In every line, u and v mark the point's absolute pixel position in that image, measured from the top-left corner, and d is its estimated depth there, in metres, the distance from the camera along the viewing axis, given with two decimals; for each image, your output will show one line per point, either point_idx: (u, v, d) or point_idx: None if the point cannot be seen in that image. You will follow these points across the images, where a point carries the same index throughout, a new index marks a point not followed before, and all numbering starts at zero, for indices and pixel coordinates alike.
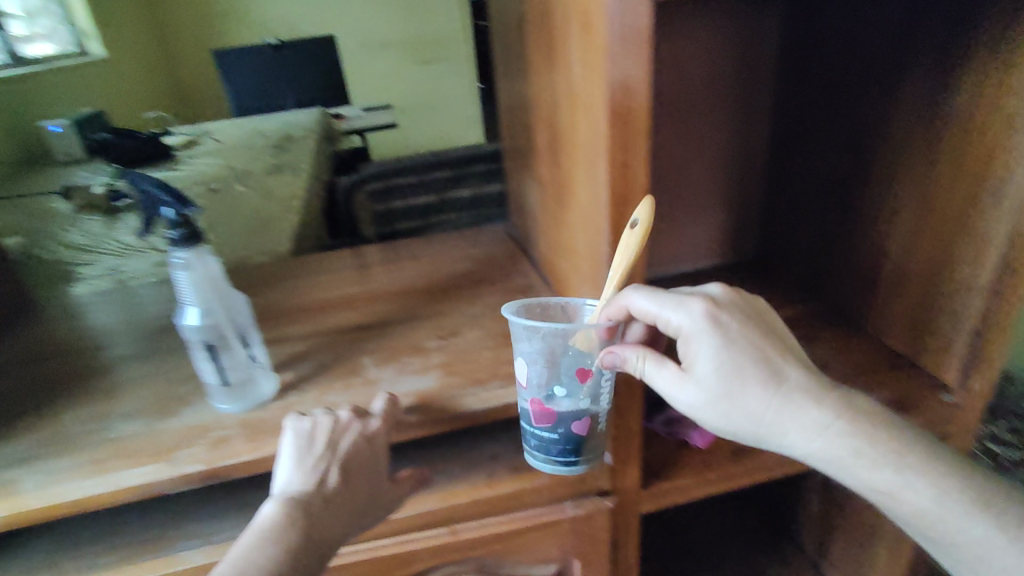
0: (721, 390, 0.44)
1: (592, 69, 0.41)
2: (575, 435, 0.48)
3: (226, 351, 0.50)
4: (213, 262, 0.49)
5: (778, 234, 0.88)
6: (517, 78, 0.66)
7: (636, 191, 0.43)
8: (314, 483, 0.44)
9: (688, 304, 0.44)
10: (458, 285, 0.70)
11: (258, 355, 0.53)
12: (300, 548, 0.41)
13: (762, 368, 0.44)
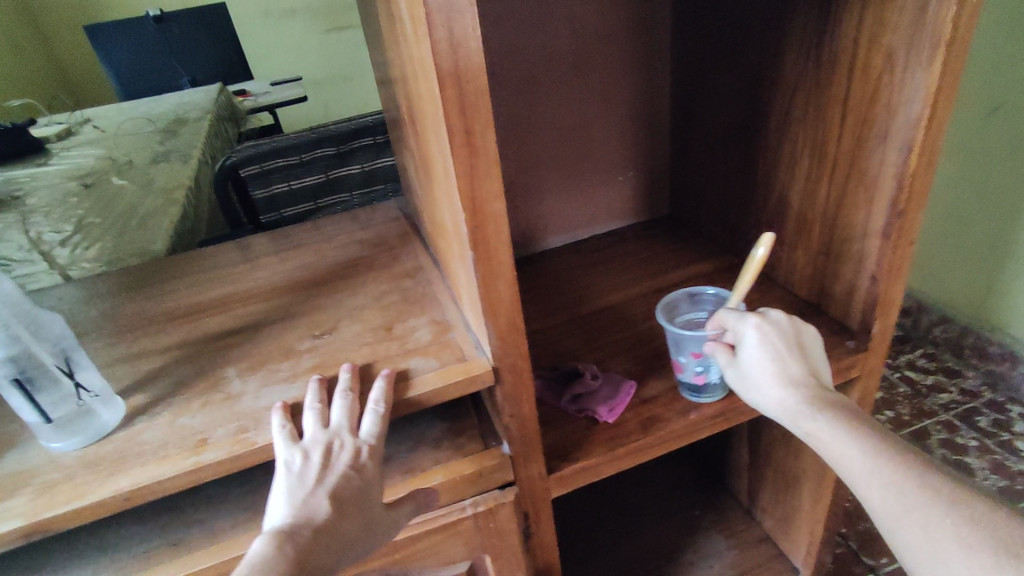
0: (750, 380, 0.51)
1: (416, 20, 0.35)
2: (698, 384, 0.59)
3: (45, 384, 0.43)
4: (4, 282, 0.42)
5: (686, 190, 0.86)
6: (377, 39, 0.59)
7: (486, 162, 0.38)
8: (306, 515, 0.40)
9: (748, 316, 0.52)
10: (342, 275, 0.63)
11: (92, 382, 0.46)
12: None
13: (778, 367, 0.50)
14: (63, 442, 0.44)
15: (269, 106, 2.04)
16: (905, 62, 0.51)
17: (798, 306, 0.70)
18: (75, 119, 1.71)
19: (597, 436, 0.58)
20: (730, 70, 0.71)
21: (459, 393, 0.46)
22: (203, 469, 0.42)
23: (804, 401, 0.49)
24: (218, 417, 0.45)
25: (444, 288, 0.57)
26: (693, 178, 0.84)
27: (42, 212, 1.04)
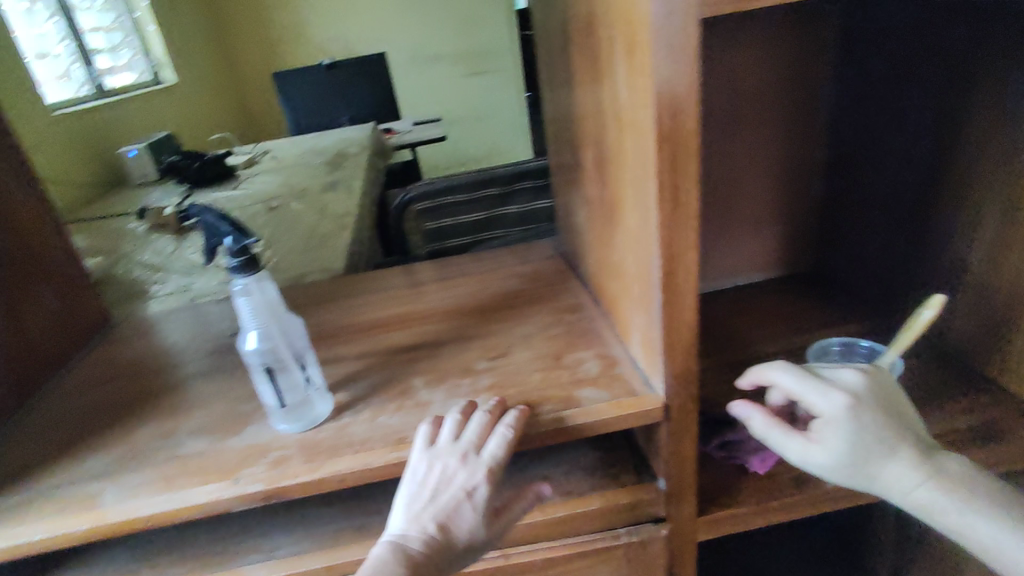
0: (845, 460, 0.46)
1: (637, 90, 0.40)
2: None
3: (283, 375, 0.52)
4: (272, 289, 0.50)
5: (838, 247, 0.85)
6: (562, 96, 0.65)
7: (687, 215, 0.41)
8: (422, 534, 0.45)
9: (835, 393, 0.45)
10: (508, 304, 0.69)
11: (314, 377, 0.54)
12: None
13: (880, 445, 0.46)
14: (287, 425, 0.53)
15: (413, 145, 2.24)
16: None
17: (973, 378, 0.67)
18: (255, 151, 1.98)
19: (749, 486, 0.58)
20: (906, 129, 0.70)
21: (628, 423, 0.49)
22: (405, 463, 0.48)
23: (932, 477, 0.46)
24: (413, 420, 0.52)
25: (606, 324, 0.61)
26: (848, 235, 0.83)
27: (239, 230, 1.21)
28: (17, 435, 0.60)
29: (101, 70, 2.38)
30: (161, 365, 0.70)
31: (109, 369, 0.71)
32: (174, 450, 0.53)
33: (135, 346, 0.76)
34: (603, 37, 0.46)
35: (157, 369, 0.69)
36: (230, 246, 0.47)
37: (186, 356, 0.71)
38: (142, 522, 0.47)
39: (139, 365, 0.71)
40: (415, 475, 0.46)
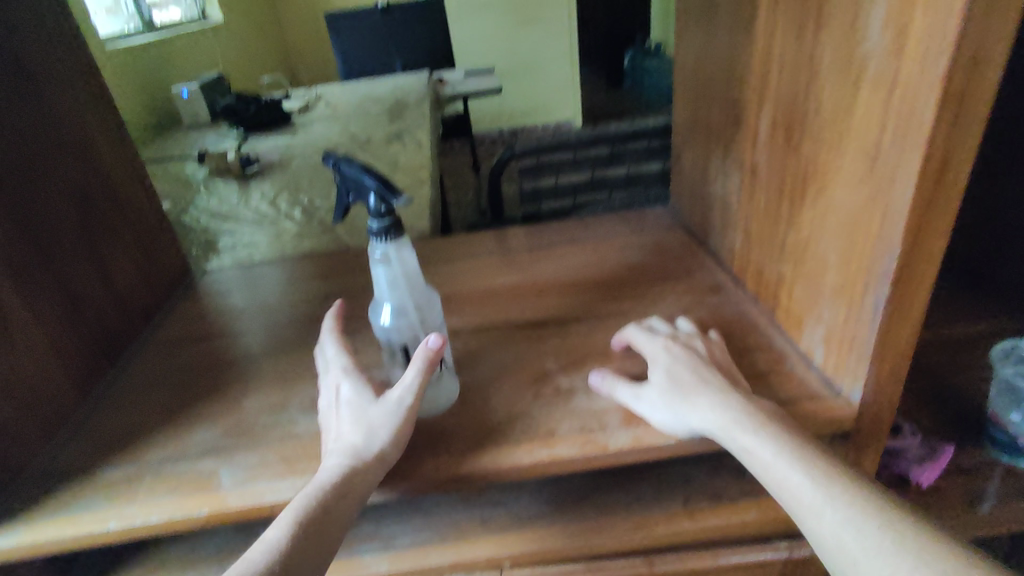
0: (666, 388, 0.44)
1: (909, 37, 0.32)
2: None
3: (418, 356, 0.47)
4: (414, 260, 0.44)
5: None
6: (720, 46, 0.56)
7: (948, 193, 0.34)
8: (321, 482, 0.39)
9: (656, 334, 0.49)
10: (633, 281, 0.63)
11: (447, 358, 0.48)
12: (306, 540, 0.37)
13: (693, 376, 0.44)
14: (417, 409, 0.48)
15: (469, 95, 2.13)
16: None
17: None
18: (309, 96, 1.90)
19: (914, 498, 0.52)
20: None
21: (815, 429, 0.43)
22: (558, 463, 0.42)
23: (719, 409, 0.41)
24: (558, 411, 0.46)
25: (759, 310, 0.55)
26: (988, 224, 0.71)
27: (308, 182, 1.16)
28: (114, 397, 0.57)
29: (150, 4, 2.31)
30: (255, 327, 0.65)
31: (200, 328, 0.67)
32: (292, 428, 0.49)
33: (223, 303, 0.72)
34: None
35: (252, 330, 0.65)
36: (373, 207, 0.40)
37: (281, 318, 0.67)
38: (268, 509, 0.43)
39: (231, 326, 0.66)
40: (340, 441, 0.42)
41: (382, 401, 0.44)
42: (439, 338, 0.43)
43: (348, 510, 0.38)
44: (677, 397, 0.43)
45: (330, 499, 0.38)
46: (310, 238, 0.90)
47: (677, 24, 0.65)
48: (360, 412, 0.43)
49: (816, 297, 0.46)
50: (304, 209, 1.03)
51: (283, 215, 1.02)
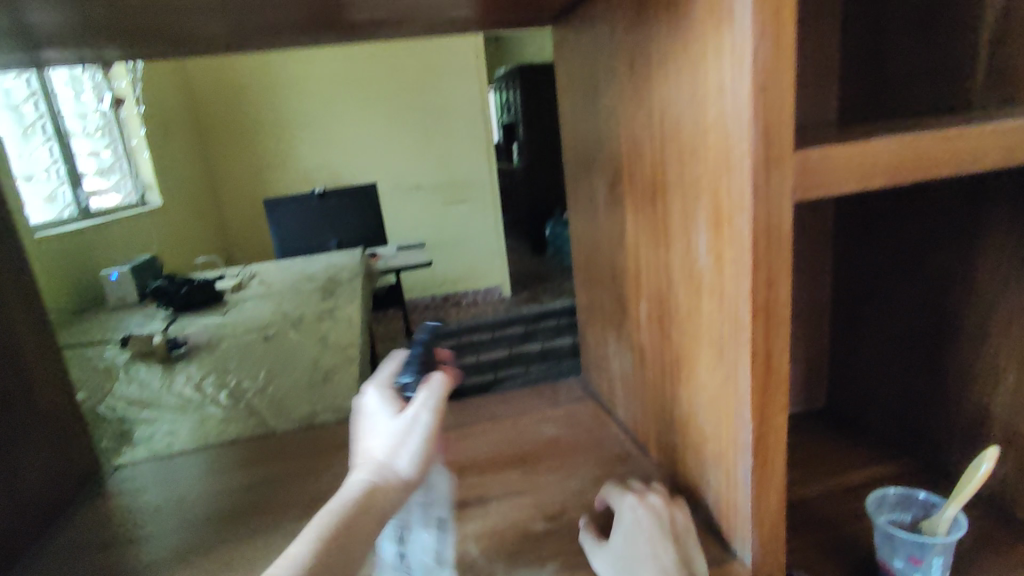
0: (618, 555, 0.47)
1: (724, 260, 0.42)
2: None
3: (407, 535, 0.50)
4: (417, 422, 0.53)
5: (853, 390, 0.85)
6: (603, 248, 0.68)
7: (777, 379, 0.42)
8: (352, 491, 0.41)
9: (628, 495, 0.52)
10: (549, 454, 0.67)
11: (432, 541, 0.51)
12: (336, 550, 0.38)
13: (649, 546, 0.47)
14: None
15: (400, 268, 2.26)
16: None
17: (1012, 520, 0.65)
18: (244, 275, 1.97)
19: None
20: (913, 283, 0.73)
21: None
22: None
23: None
24: None
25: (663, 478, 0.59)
26: (862, 375, 0.84)
27: (236, 364, 1.17)
28: None
29: (89, 194, 2.42)
30: (165, 527, 0.63)
31: (102, 533, 0.63)
32: None
33: (132, 502, 0.69)
34: (675, 207, 0.48)
35: (161, 532, 0.62)
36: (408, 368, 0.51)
37: (194, 514, 0.64)
38: None
39: (139, 528, 0.63)
40: (369, 456, 0.45)
41: (399, 415, 0.47)
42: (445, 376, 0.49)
43: (367, 532, 0.40)
44: (624, 567, 0.46)
45: (346, 521, 0.40)
46: (233, 423, 0.90)
47: (570, 227, 0.78)
48: (383, 435, 0.46)
49: (702, 465, 0.51)
50: (229, 393, 1.03)
51: (207, 401, 1.01)
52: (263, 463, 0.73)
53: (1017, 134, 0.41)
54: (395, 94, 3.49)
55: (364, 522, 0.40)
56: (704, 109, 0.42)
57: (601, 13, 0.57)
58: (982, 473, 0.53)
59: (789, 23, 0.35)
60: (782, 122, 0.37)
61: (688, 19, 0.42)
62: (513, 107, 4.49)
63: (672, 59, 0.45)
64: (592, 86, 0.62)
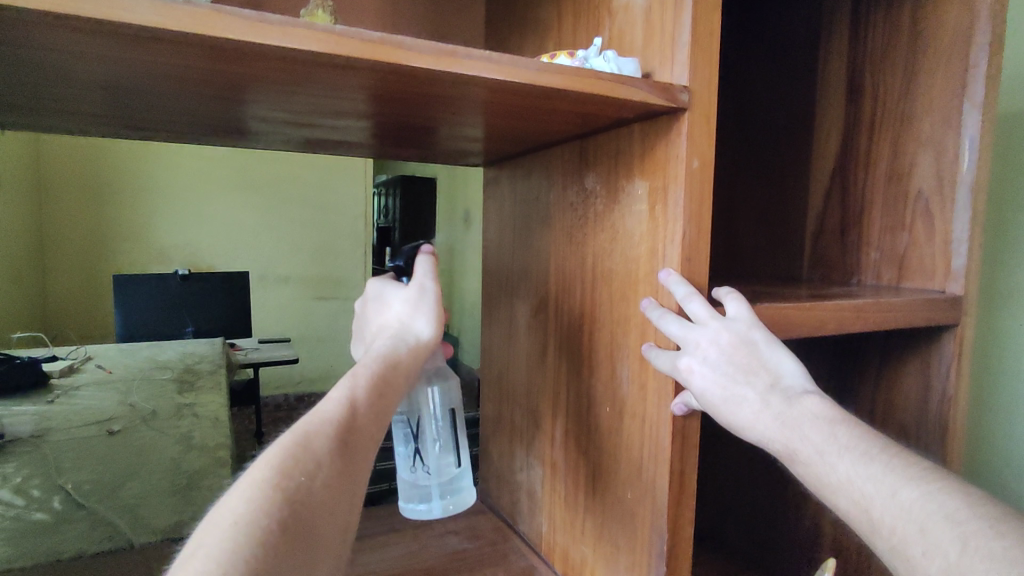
0: None
1: (647, 388, 0.51)
2: None
3: (430, 428, 0.66)
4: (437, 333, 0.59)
5: (706, 510, 0.96)
6: (517, 365, 0.74)
7: (687, 498, 0.49)
8: (386, 357, 0.50)
9: None
10: (456, 569, 0.67)
11: (441, 448, 0.66)
12: (375, 404, 0.46)
13: None
14: (427, 507, 0.67)
15: (260, 365, 2.10)
16: (920, 436, 0.68)
17: None
18: (77, 357, 1.72)
19: None
20: None
21: None
22: None
23: None
24: None
25: None
26: (716, 493, 0.94)
27: (72, 461, 1.01)
28: None
29: None
30: None
31: None
32: None
33: None
34: (603, 337, 0.57)
35: None
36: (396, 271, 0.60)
37: None
38: None
39: None
40: (390, 337, 0.53)
41: (408, 292, 0.56)
42: (435, 250, 0.59)
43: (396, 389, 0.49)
44: None
45: (384, 371, 0.49)
46: (74, 538, 0.78)
47: (482, 343, 0.84)
48: (402, 311, 0.55)
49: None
50: (66, 497, 0.89)
51: (34, 506, 0.86)
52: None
53: (845, 310, 0.56)
54: (274, 183, 3.39)
55: (399, 373, 0.49)
56: (636, 264, 0.52)
57: (539, 170, 0.68)
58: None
59: (708, 214, 0.47)
60: (698, 285, 0.48)
61: (628, 195, 0.53)
62: (388, 213, 4.57)
63: (609, 220, 0.56)
64: (524, 224, 0.72)
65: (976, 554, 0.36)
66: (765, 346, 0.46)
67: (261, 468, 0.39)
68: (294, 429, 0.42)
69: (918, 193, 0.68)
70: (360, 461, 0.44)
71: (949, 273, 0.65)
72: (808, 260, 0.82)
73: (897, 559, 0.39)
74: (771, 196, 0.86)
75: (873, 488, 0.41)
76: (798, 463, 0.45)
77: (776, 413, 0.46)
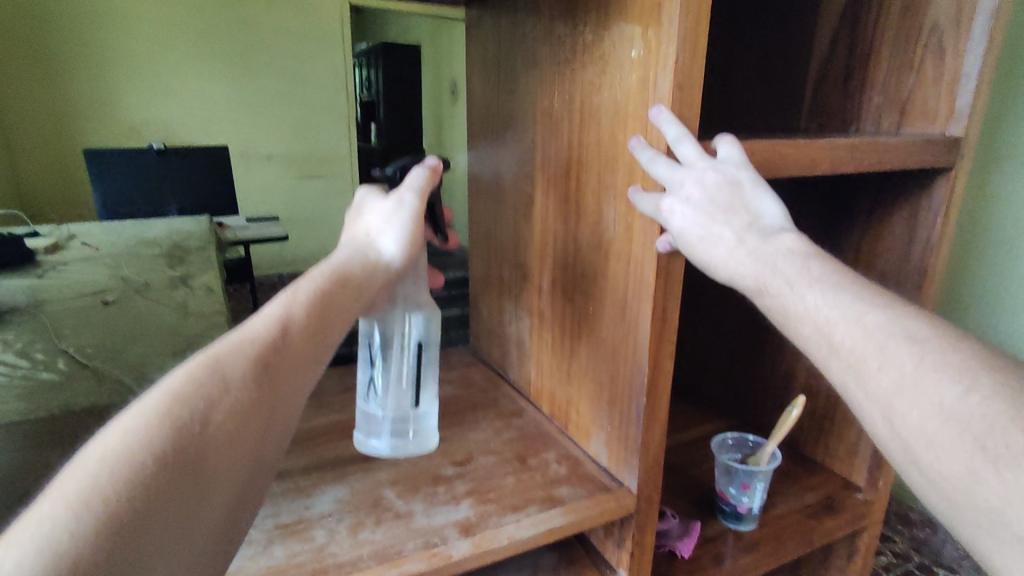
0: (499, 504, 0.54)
1: (633, 230, 0.51)
2: (740, 508, 0.68)
3: (391, 358, 0.60)
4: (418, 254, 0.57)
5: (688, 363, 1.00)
6: (504, 221, 0.73)
7: (668, 334, 0.51)
8: (338, 270, 0.49)
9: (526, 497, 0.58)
10: (449, 412, 0.72)
11: (399, 380, 0.60)
12: (306, 329, 0.45)
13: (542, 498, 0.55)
14: (376, 443, 0.60)
15: (249, 242, 2.08)
16: (898, 283, 0.70)
17: (802, 458, 0.83)
18: (61, 234, 1.70)
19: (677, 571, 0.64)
20: None
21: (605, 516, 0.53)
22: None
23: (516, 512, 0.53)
24: (400, 535, 0.50)
25: (555, 428, 0.67)
26: (698, 347, 0.98)
27: (71, 328, 1.03)
28: None
29: None
30: None
31: None
32: None
33: None
34: (590, 181, 0.55)
35: None
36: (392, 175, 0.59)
37: None
38: None
39: None
40: (353, 251, 0.52)
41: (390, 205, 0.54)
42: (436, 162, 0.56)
43: (336, 316, 0.47)
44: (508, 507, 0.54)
45: (328, 291, 0.47)
46: (82, 394, 0.82)
47: (468, 202, 0.83)
48: (376, 224, 0.54)
49: (595, 411, 0.60)
50: (69, 359, 0.92)
51: (39, 367, 0.89)
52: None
53: (840, 150, 0.55)
54: (245, 51, 3.16)
55: (346, 293, 0.49)
56: (625, 99, 0.49)
57: (524, 3, 0.62)
58: (792, 415, 0.66)
59: (704, 38, 0.44)
60: (689, 116, 0.45)
61: (618, 21, 0.49)
62: (371, 86, 4.31)
63: (598, 52, 0.52)
64: (509, 68, 0.67)
65: (931, 365, 0.36)
66: (750, 186, 0.46)
67: (157, 393, 0.36)
68: (206, 353, 0.40)
69: (932, 27, 0.64)
70: (276, 397, 0.41)
71: (951, 115, 0.63)
72: (807, 108, 0.78)
73: (852, 380, 0.40)
74: (774, 39, 0.81)
75: (839, 314, 0.41)
76: (768, 296, 0.45)
77: (749, 250, 0.46)
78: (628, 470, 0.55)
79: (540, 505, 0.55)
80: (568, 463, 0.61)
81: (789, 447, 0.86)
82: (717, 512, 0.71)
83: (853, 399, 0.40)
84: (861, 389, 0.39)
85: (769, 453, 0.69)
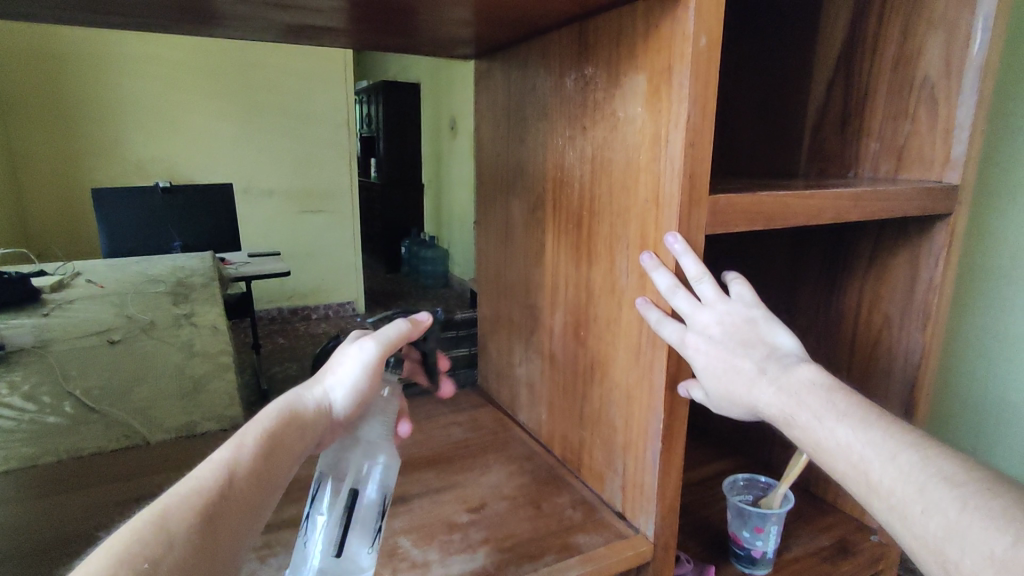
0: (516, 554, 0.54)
1: (647, 277, 0.52)
2: (754, 553, 0.68)
3: (332, 496, 0.51)
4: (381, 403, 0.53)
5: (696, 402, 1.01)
6: (514, 265, 0.75)
7: (684, 378, 0.51)
8: (286, 413, 0.47)
9: None
10: (461, 456, 0.72)
11: (339, 519, 0.50)
12: (251, 475, 0.42)
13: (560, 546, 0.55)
14: None
15: (251, 278, 2.09)
16: (902, 323, 0.71)
17: (813, 499, 0.83)
18: (66, 273, 1.71)
19: None
20: None
21: (623, 563, 0.53)
22: None
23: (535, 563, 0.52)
24: None
25: (569, 472, 0.67)
26: None
27: (78, 370, 1.03)
28: None
29: None
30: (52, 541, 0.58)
31: None
32: None
33: None
34: (603, 228, 0.57)
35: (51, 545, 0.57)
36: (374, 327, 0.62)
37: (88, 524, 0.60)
38: None
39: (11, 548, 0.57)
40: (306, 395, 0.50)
41: (350, 352, 0.53)
42: (422, 319, 0.56)
43: (283, 458, 0.45)
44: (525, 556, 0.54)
45: (276, 435, 0.45)
46: (91, 437, 0.81)
47: (477, 244, 0.84)
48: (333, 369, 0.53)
49: (610, 456, 0.60)
50: (77, 402, 0.92)
51: (46, 410, 0.88)
52: (157, 473, 0.70)
53: (845, 198, 0.57)
54: (250, 90, 3.23)
55: (294, 436, 0.46)
56: (637, 152, 0.51)
57: (535, 58, 0.65)
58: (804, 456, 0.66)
59: (713, 96, 0.46)
60: (702, 170, 0.47)
61: (629, 79, 0.51)
62: (372, 122, 4.39)
63: (609, 107, 0.54)
64: (519, 118, 0.70)
65: (975, 513, 0.36)
66: (764, 322, 0.50)
67: (98, 555, 0.33)
68: (153, 507, 0.37)
69: (924, 79, 0.66)
70: (225, 551, 0.38)
71: (948, 162, 0.65)
72: (807, 154, 0.80)
73: (894, 520, 0.40)
74: (771, 88, 0.84)
75: (873, 451, 0.42)
76: (797, 429, 0.46)
77: (773, 382, 0.47)
78: (644, 517, 0.55)
79: (557, 553, 0.54)
80: (585, 509, 0.60)
81: (799, 487, 0.86)
82: (730, 555, 0.70)
83: (905, 543, 0.40)
84: (906, 532, 0.39)
85: (782, 494, 0.69)
